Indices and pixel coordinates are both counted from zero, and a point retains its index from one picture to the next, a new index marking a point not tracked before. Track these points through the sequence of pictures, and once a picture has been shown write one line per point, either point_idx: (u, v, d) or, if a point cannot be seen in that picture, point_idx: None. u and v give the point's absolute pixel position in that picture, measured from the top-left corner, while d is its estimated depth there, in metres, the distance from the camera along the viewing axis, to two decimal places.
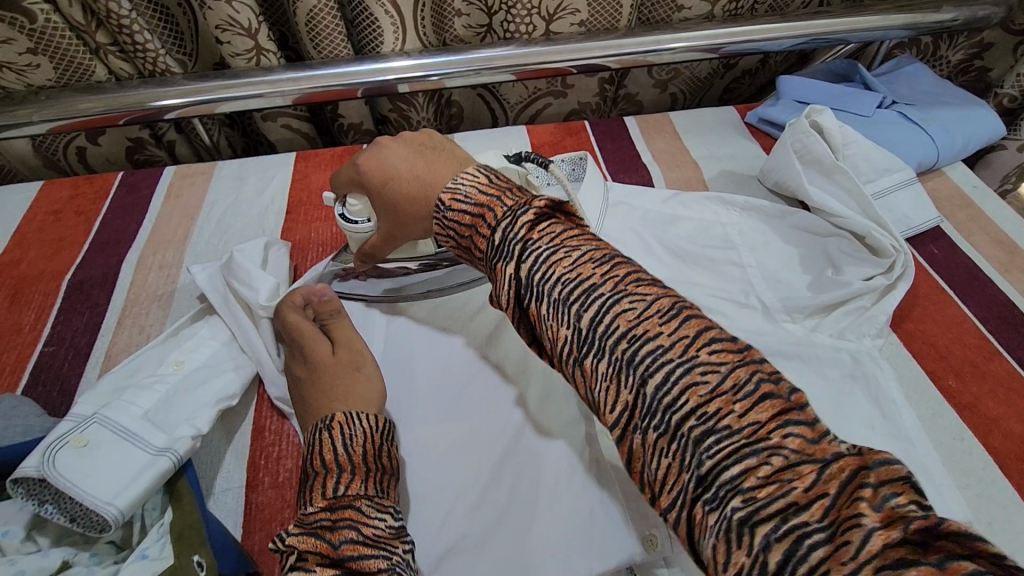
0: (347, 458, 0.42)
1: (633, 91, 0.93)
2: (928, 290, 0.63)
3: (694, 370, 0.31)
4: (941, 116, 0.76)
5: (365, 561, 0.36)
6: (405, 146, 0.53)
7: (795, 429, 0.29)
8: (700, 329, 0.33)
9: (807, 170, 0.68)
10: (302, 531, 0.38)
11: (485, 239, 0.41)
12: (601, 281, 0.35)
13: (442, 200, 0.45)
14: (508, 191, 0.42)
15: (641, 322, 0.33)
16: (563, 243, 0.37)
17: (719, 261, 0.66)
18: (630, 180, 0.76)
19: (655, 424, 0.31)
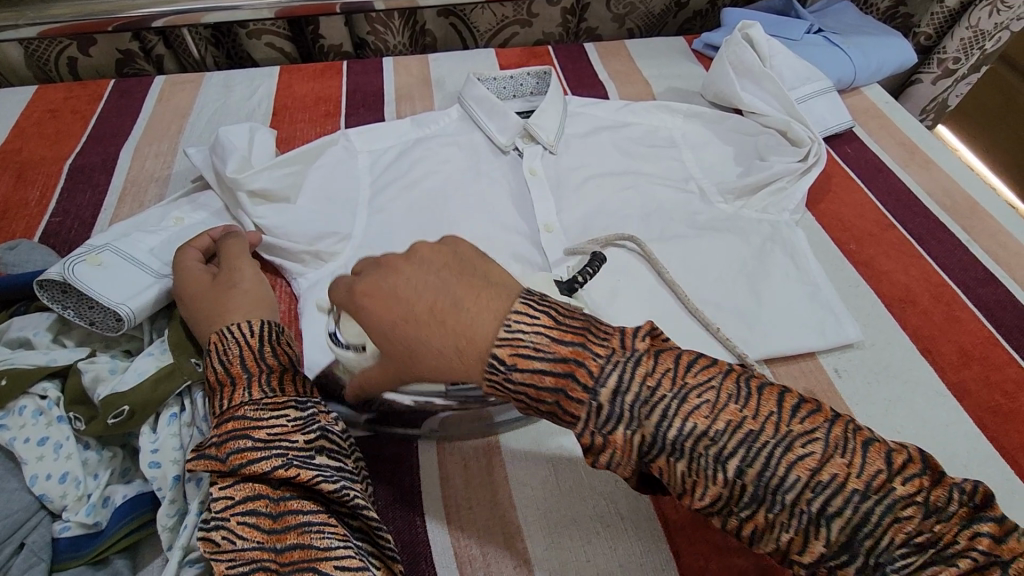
0: (224, 373, 0.42)
1: (592, 24, 1.01)
2: (839, 178, 0.73)
3: (688, 398, 0.33)
4: (861, 41, 0.86)
5: (253, 465, 0.37)
6: (432, 267, 0.39)
7: (905, 476, 0.31)
8: (676, 356, 0.34)
9: (740, 80, 0.77)
10: (196, 451, 0.39)
11: (585, 400, 0.34)
12: (658, 379, 0.34)
13: (499, 354, 0.35)
14: (590, 332, 0.35)
15: (718, 414, 0.33)
16: (618, 347, 0.35)
17: (663, 154, 0.75)
18: (588, 94, 0.84)
19: (726, 481, 0.32)
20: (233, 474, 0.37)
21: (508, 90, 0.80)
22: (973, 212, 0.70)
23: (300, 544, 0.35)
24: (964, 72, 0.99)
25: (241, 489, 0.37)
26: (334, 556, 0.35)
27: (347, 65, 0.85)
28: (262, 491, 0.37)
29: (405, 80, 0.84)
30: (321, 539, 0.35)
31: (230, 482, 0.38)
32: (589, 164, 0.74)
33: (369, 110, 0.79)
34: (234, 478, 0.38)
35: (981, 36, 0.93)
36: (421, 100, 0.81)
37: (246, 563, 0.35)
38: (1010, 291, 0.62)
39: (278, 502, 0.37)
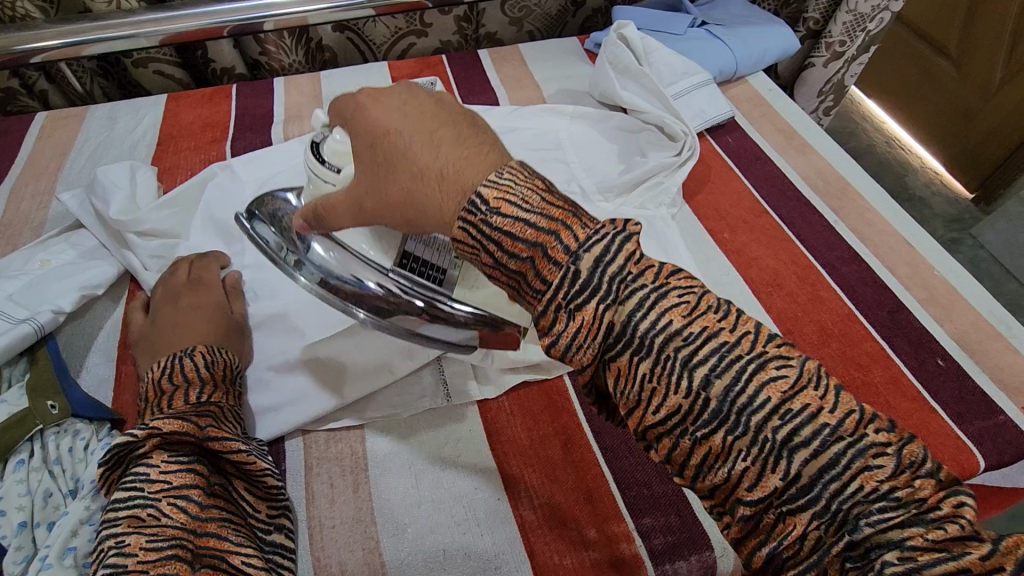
0: (194, 374, 0.47)
1: (491, 29, 1.02)
2: (718, 168, 0.76)
3: (669, 295, 0.31)
4: (743, 32, 0.88)
5: (226, 442, 0.42)
6: (439, 107, 0.40)
7: (881, 423, 0.29)
8: (664, 257, 0.33)
9: (619, 79, 0.79)
10: (165, 417, 0.42)
11: (557, 267, 0.32)
12: (640, 271, 0.32)
13: (482, 195, 0.34)
14: (578, 209, 0.35)
15: (695, 318, 0.31)
16: (612, 234, 0.33)
17: (548, 157, 0.76)
18: (479, 101, 0.85)
19: (709, 416, 0.30)
20: (192, 452, 0.42)
21: None
22: (844, 193, 0.73)
23: (219, 535, 0.38)
24: (852, 54, 1.02)
25: (179, 477, 0.40)
26: (244, 551, 0.38)
27: (236, 88, 0.85)
28: (200, 482, 0.40)
29: (295, 100, 0.84)
30: (235, 535, 0.39)
31: (173, 467, 0.40)
32: None
33: (256, 133, 0.78)
34: (183, 462, 0.41)
35: (862, 18, 0.96)
36: (311, 119, 0.81)
37: (164, 539, 0.36)
38: (872, 267, 0.65)
39: (210, 493, 0.40)
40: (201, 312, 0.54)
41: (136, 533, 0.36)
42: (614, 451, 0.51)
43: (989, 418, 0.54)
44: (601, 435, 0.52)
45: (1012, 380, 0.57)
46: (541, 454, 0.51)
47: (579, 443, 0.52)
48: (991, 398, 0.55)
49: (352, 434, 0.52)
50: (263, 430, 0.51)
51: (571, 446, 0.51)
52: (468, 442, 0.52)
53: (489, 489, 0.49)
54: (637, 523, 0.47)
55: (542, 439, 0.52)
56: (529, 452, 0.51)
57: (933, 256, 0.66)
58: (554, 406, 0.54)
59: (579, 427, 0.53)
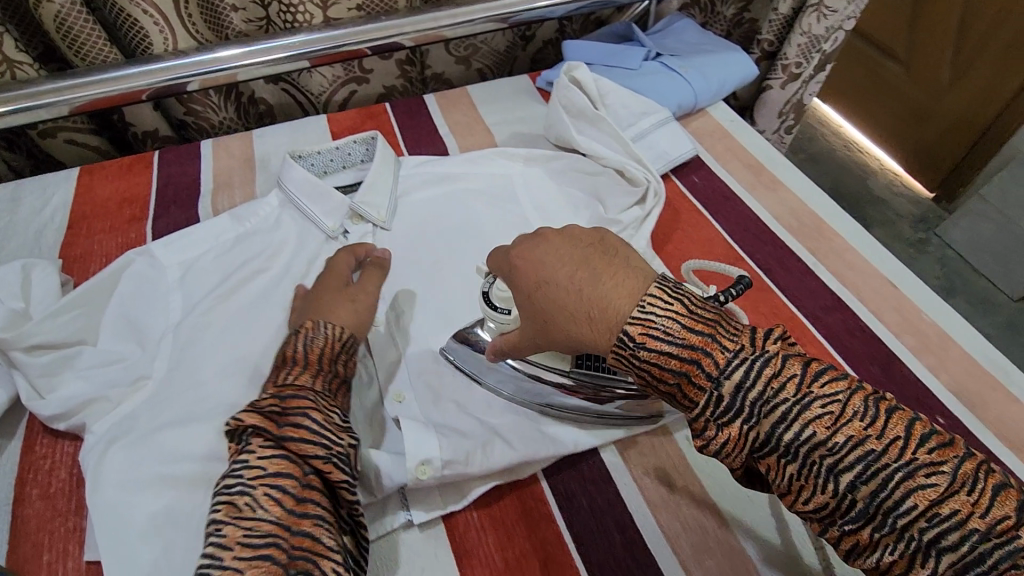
0: (304, 356, 0.49)
1: (437, 69, 0.97)
2: (687, 213, 0.71)
3: (814, 405, 0.36)
4: (698, 62, 0.84)
5: (309, 444, 0.42)
6: (574, 240, 0.47)
7: (953, 504, 0.33)
8: (806, 365, 0.37)
9: (574, 123, 0.73)
10: (251, 411, 0.43)
11: (705, 383, 0.38)
12: (782, 380, 0.37)
13: (628, 331, 0.40)
14: (717, 324, 0.39)
15: (841, 427, 0.35)
16: (759, 356, 0.38)
17: (503, 215, 0.71)
18: (426, 152, 0.79)
19: (844, 504, 0.35)
20: (277, 442, 0.41)
21: (335, 163, 0.74)
22: (819, 231, 0.69)
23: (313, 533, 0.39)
24: (808, 74, 1.00)
25: (273, 464, 0.40)
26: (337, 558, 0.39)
27: (158, 155, 0.77)
28: (294, 472, 0.40)
29: (225, 164, 0.77)
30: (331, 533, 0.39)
31: (267, 454, 0.41)
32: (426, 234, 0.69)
33: (181, 207, 0.71)
34: (274, 448, 0.41)
35: (816, 40, 0.94)
36: (243, 186, 0.74)
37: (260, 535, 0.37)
38: (857, 315, 0.61)
39: (305, 486, 0.40)
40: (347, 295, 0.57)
41: (233, 526, 0.38)
42: (598, 563, 0.45)
43: None
44: (584, 547, 0.46)
45: (1016, 436, 0.52)
46: None
47: (562, 564, 0.45)
48: (998, 458, 0.51)
49: None
50: None
51: (552, 566, 0.45)
52: (431, 570, 0.45)
53: None
54: None
55: (517, 559, 0.45)
56: None
57: (920, 297, 0.62)
58: (528, 516, 0.47)
59: (560, 538, 0.46)
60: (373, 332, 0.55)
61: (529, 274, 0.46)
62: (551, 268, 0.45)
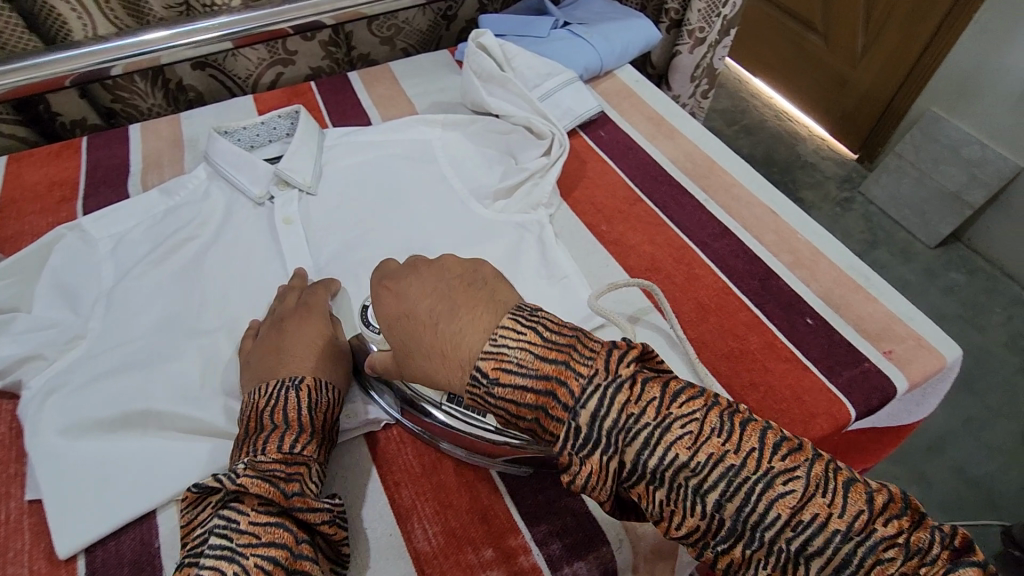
0: (299, 419, 0.46)
1: (362, 50, 1.01)
2: (594, 163, 0.77)
3: (672, 426, 0.39)
4: (602, 28, 0.90)
5: (313, 513, 0.42)
6: (434, 281, 0.50)
7: (871, 506, 0.37)
8: (662, 388, 0.40)
9: (485, 87, 0.79)
10: (254, 474, 0.41)
11: (563, 419, 0.41)
12: (641, 409, 0.39)
13: (483, 369, 0.43)
14: (572, 350, 0.42)
15: (702, 446, 0.39)
16: (608, 377, 0.40)
17: (422, 172, 0.75)
18: (350, 124, 0.83)
19: (751, 543, 0.37)
20: (277, 509, 0.41)
21: (261, 137, 0.77)
22: (711, 171, 0.76)
23: None
24: (713, 38, 1.07)
25: (269, 532, 0.40)
26: None
27: (87, 140, 0.79)
28: (289, 542, 0.40)
29: (154, 145, 0.79)
30: None
31: (262, 520, 0.40)
32: (349, 195, 0.73)
33: (111, 187, 0.74)
34: (272, 514, 0.41)
35: (714, 5, 1.01)
36: (171, 165, 0.77)
37: None
38: (741, 240, 0.68)
39: (298, 557, 0.40)
40: (309, 344, 0.52)
41: None
42: (506, 461, 0.51)
43: (855, 366, 0.57)
44: None
45: (873, 327, 0.60)
46: (431, 479, 0.50)
47: (472, 463, 0.50)
48: (856, 347, 0.58)
49: None
50: (66, 546, 0.46)
51: (463, 465, 0.50)
52: (355, 479, 0.50)
53: (379, 525, 0.47)
54: (534, 531, 0.46)
55: (432, 462, 0.51)
56: (418, 480, 0.50)
57: (796, 220, 0.70)
58: None
59: None
60: (337, 367, 0.52)
61: (384, 304, 0.50)
62: (408, 296, 0.49)
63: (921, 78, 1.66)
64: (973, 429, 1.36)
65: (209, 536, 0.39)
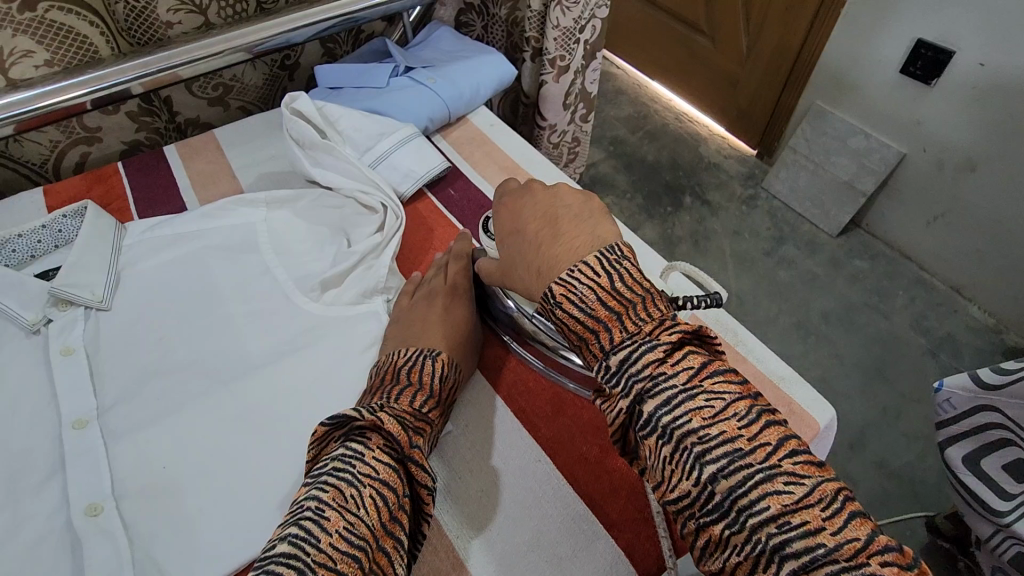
0: (434, 385, 0.50)
1: (189, 114, 0.89)
2: (442, 231, 0.70)
3: (698, 397, 0.38)
4: (448, 70, 0.82)
5: (423, 471, 0.43)
6: (543, 203, 0.53)
7: (890, 556, 0.32)
8: (705, 363, 0.39)
9: (311, 156, 0.70)
10: (390, 413, 0.44)
11: (601, 355, 0.42)
12: (676, 371, 0.39)
13: (554, 292, 0.44)
14: (632, 306, 0.41)
15: (717, 421, 0.37)
16: (657, 335, 0.40)
17: (240, 264, 0.65)
18: (161, 213, 0.72)
19: (729, 527, 0.35)
20: (398, 454, 0.42)
21: (44, 244, 0.65)
22: None
23: (388, 561, 0.38)
24: (577, 65, 1.02)
25: (385, 472, 0.41)
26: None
27: None
28: (398, 487, 0.41)
29: None
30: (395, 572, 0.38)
31: (385, 456, 0.42)
32: (151, 302, 0.62)
33: None
34: (393, 459, 0.42)
35: (570, 31, 0.95)
36: None
37: (355, 540, 0.36)
38: None
39: (400, 508, 0.40)
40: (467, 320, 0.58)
41: (334, 513, 0.37)
42: None
43: None
44: None
45: None
46: None
47: None
48: None
49: None
50: None
51: None
52: None
53: None
54: None
55: None
56: None
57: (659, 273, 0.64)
58: None
59: None
60: (467, 352, 0.57)
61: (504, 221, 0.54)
62: (518, 221, 0.52)
63: (805, 72, 1.69)
64: (890, 418, 1.37)
65: (331, 462, 0.40)
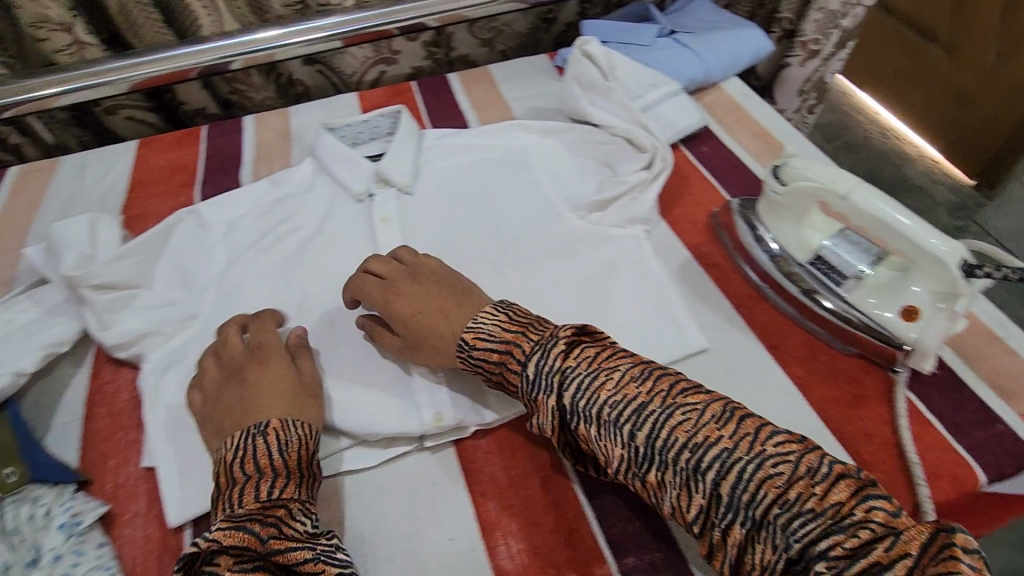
0: (282, 462, 0.45)
1: (463, 51, 1.01)
2: (695, 180, 0.74)
3: (765, 464, 0.40)
4: (711, 38, 0.86)
5: (293, 553, 0.40)
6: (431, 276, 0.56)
7: None
8: (757, 428, 0.41)
9: (587, 95, 0.77)
10: (226, 527, 0.40)
11: (517, 373, 0.47)
12: (732, 442, 0.41)
13: (465, 339, 0.50)
14: (531, 325, 0.49)
15: (793, 486, 0.38)
16: (674, 404, 0.43)
17: (517, 179, 0.75)
18: (448, 125, 0.84)
19: (805, 571, 0.37)
20: (259, 556, 0.39)
21: (364, 135, 0.80)
22: None
23: None
24: (828, 51, 1.00)
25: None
26: None
27: (206, 130, 0.84)
28: None
29: (265, 138, 0.83)
30: None
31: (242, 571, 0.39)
32: (445, 197, 0.73)
33: (225, 175, 0.78)
34: (250, 564, 0.39)
35: (833, 15, 0.94)
36: (280, 159, 0.80)
37: None
38: None
39: None
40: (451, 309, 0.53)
41: None
42: (595, 490, 0.49)
43: (986, 428, 0.52)
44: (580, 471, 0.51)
45: (1010, 383, 0.54)
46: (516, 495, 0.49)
47: (558, 483, 0.50)
48: (989, 406, 0.53)
49: (324, 485, 0.51)
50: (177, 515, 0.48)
51: (551, 483, 0.50)
52: (441, 485, 0.50)
53: (464, 537, 0.47)
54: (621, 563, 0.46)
55: (517, 475, 0.50)
56: (503, 495, 0.49)
57: None
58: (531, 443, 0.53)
59: (557, 461, 0.51)
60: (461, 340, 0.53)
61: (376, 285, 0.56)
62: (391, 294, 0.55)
63: None
64: None
65: None
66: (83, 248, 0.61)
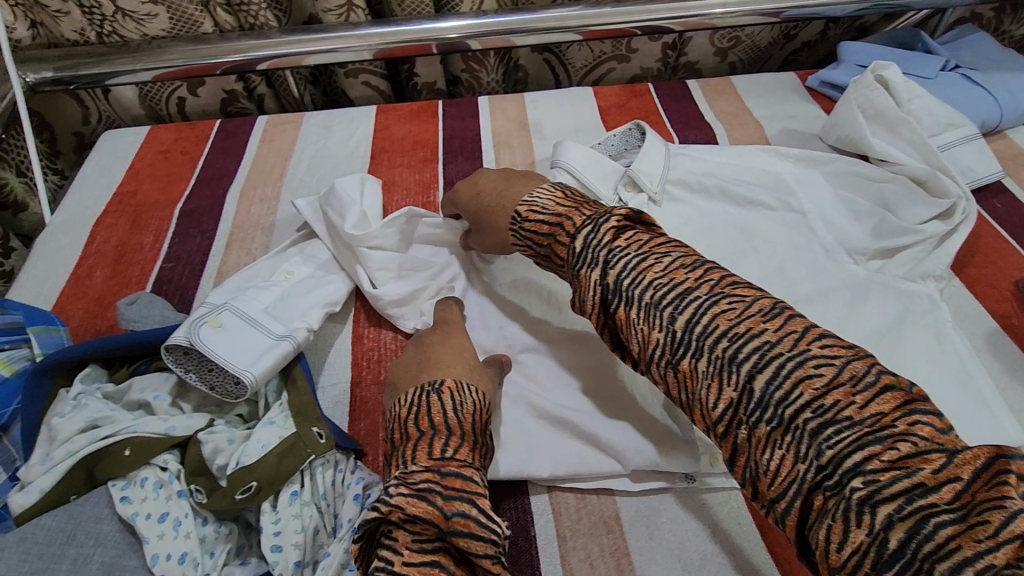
0: (454, 422, 0.41)
1: (693, 58, 0.96)
2: (990, 238, 0.66)
3: (971, 514, 0.29)
4: (1006, 78, 0.77)
5: (474, 542, 0.35)
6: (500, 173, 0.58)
7: None
8: (975, 471, 0.30)
9: (870, 126, 0.70)
10: (408, 493, 0.36)
11: (565, 246, 0.46)
12: (934, 480, 0.30)
13: (520, 213, 0.50)
14: (586, 204, 0.47)
15: (980, 548, 0.28)
16: (851, 399, 0.33)
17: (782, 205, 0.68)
18: (695, 136, 0.78)
19: (831, 483, 0.32)
20: (441, 536, 0.35)
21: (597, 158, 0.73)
22: None
23: None
24: None
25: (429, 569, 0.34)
26: None
27: (443, 107, 0.84)
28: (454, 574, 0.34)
29: (502, 122, 0.81)
30: None
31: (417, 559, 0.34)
32: (704, 212, 0.68)
33: (468, 158, 0.76)
34: (431, 546, 0.35)
35: None
36: (521, 146, 0.77)
37: None
38: None
39: None
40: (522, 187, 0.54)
41: None
42: None
43: None
44: None
45: None
46: None
47: None
48: None
49: (605, 506, 0.47)
50: None
51: None
52: (738, 536, 0.45)
53: None
54: None
55: None
56: None
57: None
58: None
59: None
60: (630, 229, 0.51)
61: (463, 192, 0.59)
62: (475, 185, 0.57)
63: None
64: None
65: None
66: (359, 209, 0.60)
